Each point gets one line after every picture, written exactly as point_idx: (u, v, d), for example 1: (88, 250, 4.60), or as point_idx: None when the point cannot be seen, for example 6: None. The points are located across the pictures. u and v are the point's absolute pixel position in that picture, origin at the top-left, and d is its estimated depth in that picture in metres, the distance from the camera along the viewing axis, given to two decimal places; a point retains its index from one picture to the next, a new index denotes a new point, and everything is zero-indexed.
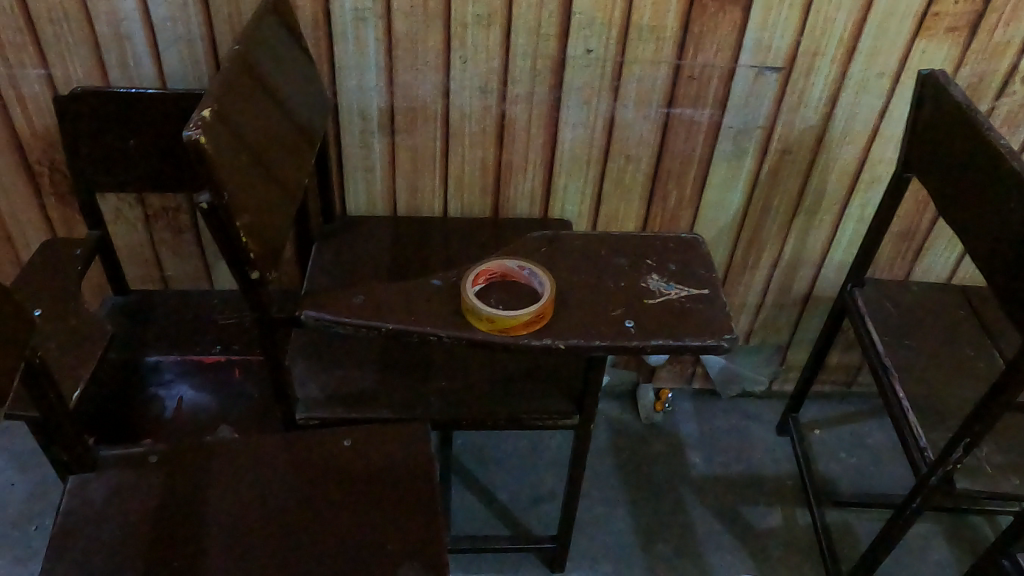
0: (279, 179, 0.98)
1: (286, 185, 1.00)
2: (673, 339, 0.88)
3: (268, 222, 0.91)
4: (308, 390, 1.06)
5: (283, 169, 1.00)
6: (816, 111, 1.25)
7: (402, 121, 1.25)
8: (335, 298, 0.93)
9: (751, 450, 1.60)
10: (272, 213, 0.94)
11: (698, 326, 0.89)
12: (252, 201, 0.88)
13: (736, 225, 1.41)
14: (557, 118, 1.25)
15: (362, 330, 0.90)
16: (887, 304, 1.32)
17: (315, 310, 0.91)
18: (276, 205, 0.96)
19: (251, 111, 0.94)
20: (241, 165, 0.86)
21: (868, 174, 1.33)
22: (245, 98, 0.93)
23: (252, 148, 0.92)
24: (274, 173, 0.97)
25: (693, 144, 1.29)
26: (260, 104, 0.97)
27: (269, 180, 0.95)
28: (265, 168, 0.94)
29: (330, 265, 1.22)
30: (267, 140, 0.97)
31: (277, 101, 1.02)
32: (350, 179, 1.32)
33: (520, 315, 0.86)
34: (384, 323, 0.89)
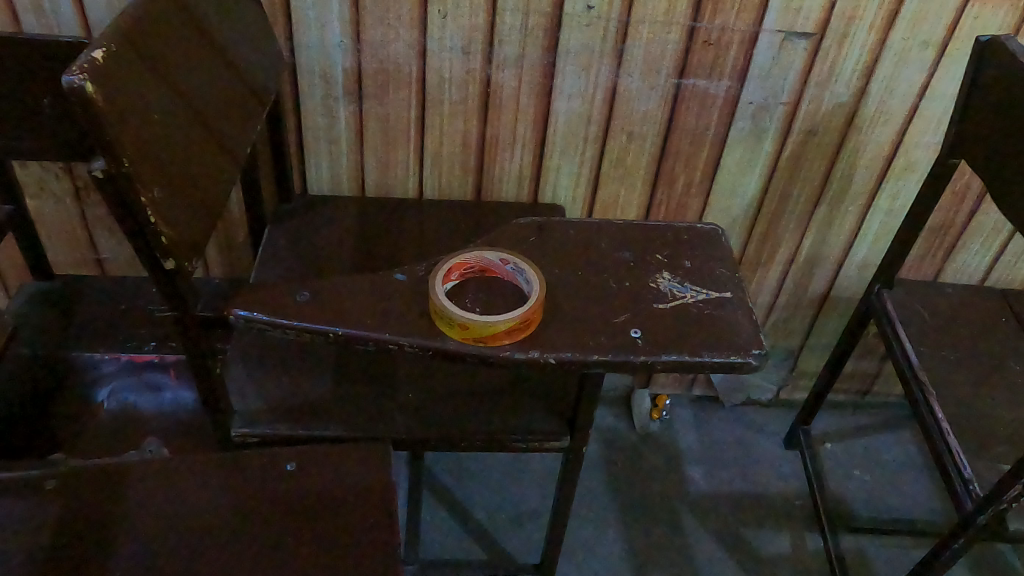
0: (211, 144, 0.80)
1: (221, 152, 0.82)
2: (689, 354, 0.71)
3: (192, 197, 0.74)
4: (247, 400, 0.89)
5: (220, 131, 0.82)
6: (849, 86, 1.08)
7: (370, 86, 1.07)
8: (276, 293, 0.76)
9: (756, 465, 1.44)
10: (199, 188, 0.76)
11: (720, 338, 0.73)
12: (169, 170, 0.70)
13: (749, 215, 1.25)
14: (550, 86, 1.08)
15: (305, 335, 0.73)
16: (920, 309, 1.16)
17: (248, 310, 0.74)
18: (207, 176, 0.78)
19: (175, 56, 0.76)
20: (153, 124, 0.69)
21: (902, 161, 1.17)
22: (168, 41, 0.75)
23: (174, 103, 0.74)
24: (205, 137, 0.79)
25: (705, 121, 1.12)
26: (190, 50, 0.79)
27: (197, 142, 0.77)
28: (192, 130, 0.76)
29: (283, 252, 1.05)
30: (199, 96, 0.79)
31: (214, 50, 0.84)
32: (311, 153, 1.15)
33: (500, 321, 0.69)
34: (334, 328, 0.72)
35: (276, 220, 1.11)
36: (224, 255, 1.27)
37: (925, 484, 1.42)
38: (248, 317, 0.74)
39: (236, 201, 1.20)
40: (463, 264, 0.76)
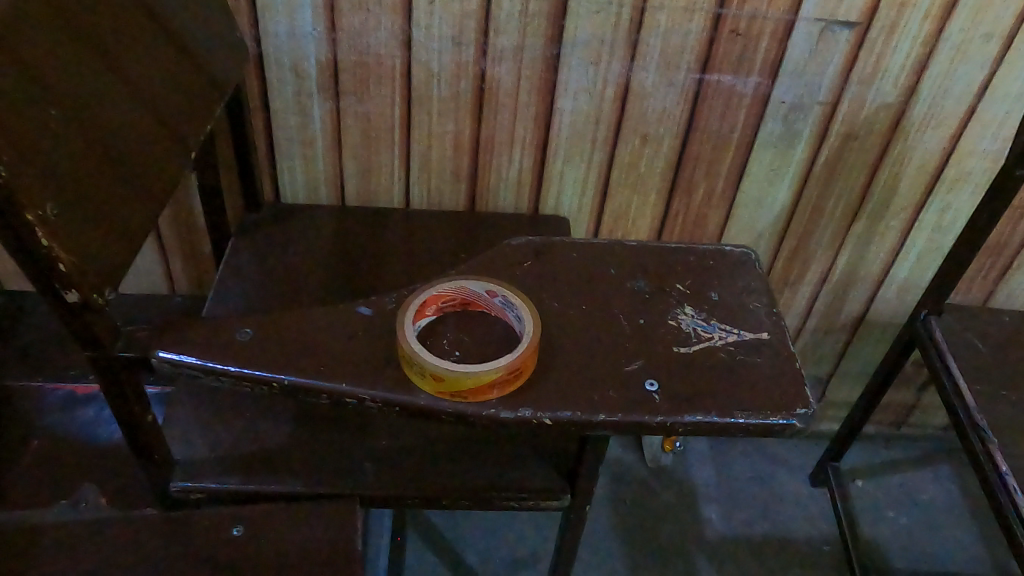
0: (138, 146, 0.67)
1: (154, 156, 0.69)
2: (718, 414, 0.57)
3: (105, 209, 0.61)
4: (192, 448, 0.76)
5: (153, 131, 0.69)
6: (897, 84, 0.94)
7: (348, 80, 0.93)
8: (213, 329, 0.63)
9: (780, 505, 1.30)
10: (118, 198, 0.63)
11: (755, 389, 0.59)
12: (75, 179, 0.58)
13: (778, 230, 1.11)
14: (554, 82, 0.94)
15: (244, 383, 0.60)
16: (974, 340, 1.02)
17: (175, 352, 0.60)
18: (134, 186, 0.65)
19: (92, 38, 0.63)
20: (46, 121, 0.56)
21: (954, 170, 1.03)
22: (83, 18, 0.62)
23: (88, 96, 0.61)
24: (130, 138, 0.66)
25: (730, 122, 0.98)
26: (115, 32, 0.66)
27: (119, 144, 0.64)
28: (113, 129, 0.64)
29: (247, 272, 0.92)
30: (126, 87, 0.66)
31: (150, 34, 0.71)
32: (282, 157, 1.01)
33: (481, 371, 0.56)
34: (280, 378, 0.59)
35: (241, 232, 0.98)
36: (190, 268, 1.14)
37: (967, 529, 1.28)
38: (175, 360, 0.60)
39: (194, 201, 1.06)
40: (441, 298, 0.63)
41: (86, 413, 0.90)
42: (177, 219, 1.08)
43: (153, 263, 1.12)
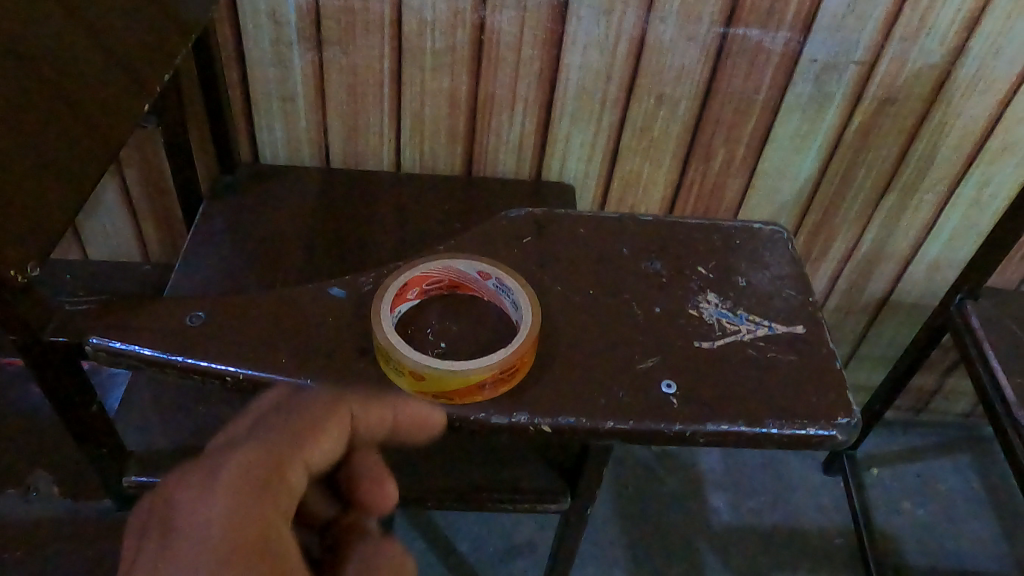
0: (79, 92, 0.59)
1: (99, 104, 0.61)
2: (747, 425, 0.49)
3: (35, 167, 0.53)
4: (151, 438, 0.68)
5: (98, 80, 0.61)
6: (945, 42, 0.85)
7: (332, 28, 0.84)
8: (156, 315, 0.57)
9: (791, 493, 1.23)
10: (54, 153, 0.55)
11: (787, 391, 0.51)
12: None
13: (801, 202, 1.02)
14: (561, 34, 0.84)
15: (192, 376, 0.55)
16: (1013, 326, 0.94)
17: (115, 341, 0.54)
18: (72, 137, 0.57)
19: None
20: None
21: (999, 140, 0.93)
22: None
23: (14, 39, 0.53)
24: (71, 89, 0.58)
25: (756, 82, 0.89)
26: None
27: (54, 91, 0.56)
28: (45, 72, 0.55)
29: (219, 241, 0.83)
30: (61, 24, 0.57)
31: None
32: (260, 113, 0.92)
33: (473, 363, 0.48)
34: (232, 371, 0.54)
35: (214, 196, 0.89)
36: (163, 233, 1.05)
37: (988, 522, 1.21)
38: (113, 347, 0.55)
39: (162, 159, 0.97)
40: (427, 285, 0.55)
41: (32, 388, 0.81)
42: (147, 179, 0.99)
43: (124, 226, 1.03)
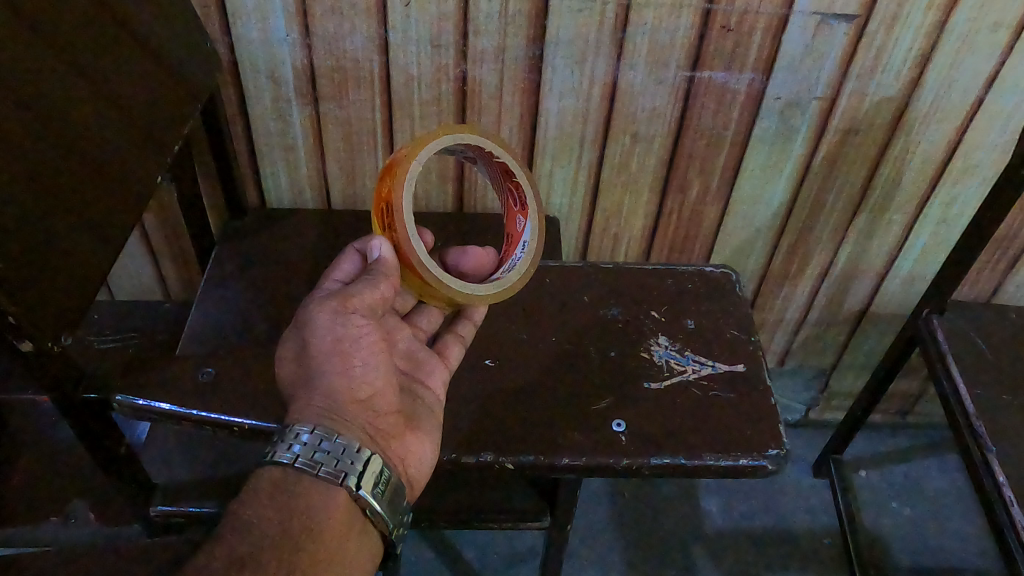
0: (119, 176, 0.67)
1: (131, 184, 0.68)
2: (686, 457, 0.65)
3: (75, 250, 0.61)
4: (172, 470, 0.77)
5: (133, 163, 0.69)
6: (899, 78, 0.90)
7: (326, 85, 0.91)
8: (162, 375, 0.70)
9: (780, 496, 1.29)
10: (93, 237, 0.63)
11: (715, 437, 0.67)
12: (18, 237, 0.55)
13: (775, 225, 1.08)
14: (538, 82, 0.90)
15: (206, 425, 0.68)
16: (975, 338, 1.00)
17: (139, 398, 0.67)
18: (108, 218, 0.65)
19: (40, 84, 0.58)
20: (18, 183, 0.55)
21: (960, 163, 0.99)
22: (57, 67, 0.60)
23: (35, 146, 0.57)
24: (112, 180, 0.66)
25: (724, 119, 0.95)
26: (67, 77, 0.61)
27: (96, 183, 0.64)
28: (88, 168, 0.63)
29: (230, 283, 0.91)
30: (102, 122, 0.65)
31: (103, 73, 0.65)
32: (264, 161, 1.00)
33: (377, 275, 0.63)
34: (239, 422, 0.68)
35: (225, 240, 0.97)
36: (181, 270, 1.13)
37: (971, 519, 1.27)
38: (136, 402, 0.68)
39: (173, 205, 1.04)
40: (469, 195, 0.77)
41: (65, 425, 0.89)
42: (162, 224, 1.06)
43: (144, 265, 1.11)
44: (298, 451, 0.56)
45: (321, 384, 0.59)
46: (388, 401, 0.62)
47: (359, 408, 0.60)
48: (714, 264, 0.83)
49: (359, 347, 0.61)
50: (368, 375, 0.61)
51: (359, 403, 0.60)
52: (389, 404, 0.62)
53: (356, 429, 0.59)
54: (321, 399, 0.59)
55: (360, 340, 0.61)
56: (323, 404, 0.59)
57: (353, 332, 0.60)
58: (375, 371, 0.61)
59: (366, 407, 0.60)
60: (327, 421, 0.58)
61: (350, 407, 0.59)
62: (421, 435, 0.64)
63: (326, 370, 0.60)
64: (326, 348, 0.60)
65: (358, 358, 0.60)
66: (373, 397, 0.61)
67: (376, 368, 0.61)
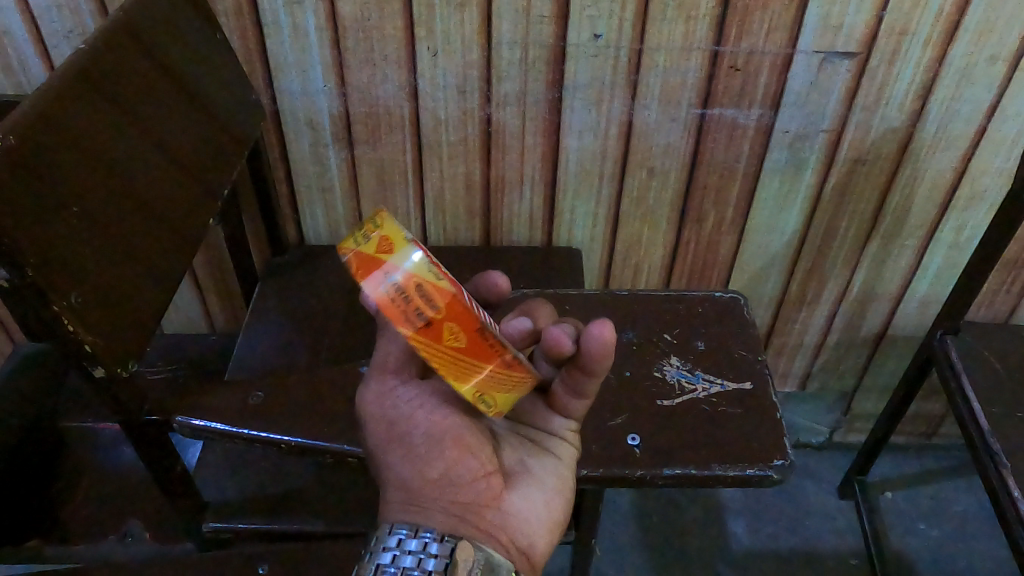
0: (174, 222, 0.73)
1: (185, 228, 0.75)
2: (697, 468, 0.72)
3: (140, 290, 0.68)
4: (223, 490, 0.83)
5: (186, 211, 0.75)
6: (902, 110, 0.95)
7: (360, 131, 0.98)
8: (214, 399, 0.77)
9: (806, 518, 1.32)
10: (154, 277, 0.70)
11: (726, 452, 0.73)
12: (96, 278, 0.62)
13: (791, 252, 1.12)
14: (558, 122, 0.96)
15: (257, 444, 0.75)
16: (989, 360, 1.03)
17: (196, 418, 0.74)
18: (166, 259, 0.72)
19: (103, 143, 0.65)
20: (91, 231, 0.62)
21: (968, 189, 1.02)
22: (116, 127, 0.67)
23: (104, 198, 0.64)
24: (167, 228, 0.72)
25: (736, 152, 1.00)
26: (125, 135, 0.68)
27: (154, 230, 0.70)
28: (146, 216, 0.69)
29: (272, 315, 0.98)
30: (158, 175, 0.72)
31: (160, 131, 0.73)
32: (303, 201, 1.06)
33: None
34: (287, 439, 0.75)
35: (268, 276, 1.03)
36: (228, 307, 1.19)
37: (999, 540, 1.28)
38: (193, 423, 0.74)
39: (221, 246, 1.10)
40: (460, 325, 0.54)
41: (124, 450, 0.96)
42: (210, 263, 1.12)
43: (191, 302, 1.17)
44: (386, 559, 0.53)
45: (389, 479, 0.56)
46: (472, 468, 0.56)
47: (438, 487, 0.55)
48: (724, 291, 0.89)
49: (415, 420, 0.57)
50: (433, 446, 0.56)
51: (436, 482, 0.55)
52: (471, 466, 0.56)
53: (441, 511, 0.55)
54: (394, 495, 0.56)
55: (413, 413, 0.57)
56: (396, 499, 0.56)
57: (405, 410, 0.57)
58: (443, 441, 0.56)
59: (445, 483, 0.55)
60: (401, 515, 0.55)
61: (427, 489, 0.55)
62: (523, 491, 0.59)
63: (393, 463, 0.57)
64: (386, 439, 0.57)
65: (415, 434, 0.56)
66: (450, 469, 0.56)
67: (444, 436, 0.56)
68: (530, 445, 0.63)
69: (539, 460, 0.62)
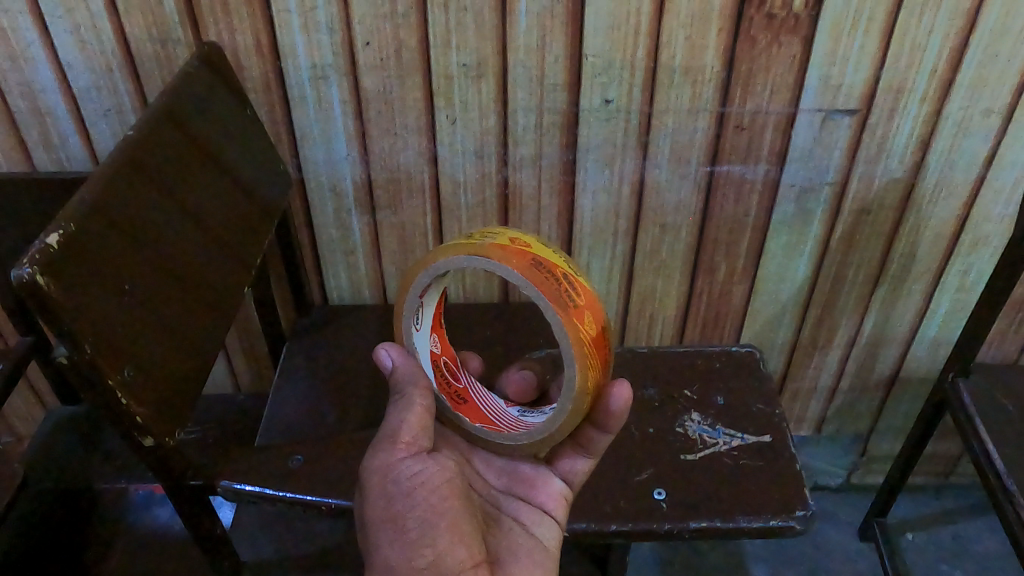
0: (212, 294, 0.77)
1: (223, 298, 0.79)
2: (722, 520, 0.74)
3: (184, 360, 0.71)
4: (258, 550, 0.85)
5: (224, 282, 0.79)
6: (903, 162, 0.99)
7: (382, 196, 1.02)
8: (255, 463, 0.80)
9: (828, 562, 1.32)
10: (196, 347, 0.73)
11: (750, 504, 0.76)
12: (144, 351, 0.66)
13: (802, 299, 1.15)
14: (573, 182, 1.00)
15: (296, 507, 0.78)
16: (1001, 400, 1.05)
17: (240, 482, 0.77)
18: (206, 328, 0.75)
19: (149, 222, 0.69)
20: (140, 306, 0.66)
21: (971, 235, 1.06)
22: (160, 206, 0.71)
23: (150, 274, 0.68)
24: (207, 300, 0.76)
25: (745, 206, 1.03)
26: (168, 214, 0.72)
27: (195, 303, 0.74)
28: (187, 289, 0.73)
29: (301, 376, 1.01)
30: (196, 248, 0.75)
31: (198, 207, 0.77)
32: (327, 265, 1.10)
33: (407, 390, 0.69)
34: (326, 501, 0.77)
35: (295, 336, 1.07)
36: (253, 367, 1.22)
37: None
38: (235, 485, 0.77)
39: (249, 309, 1.14)
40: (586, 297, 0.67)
41: (157, 511, 0.98)
42: (238, 324, 1.16)
43: (218, 363, 1.21)
44: None
45: (382, 563, 0.63)
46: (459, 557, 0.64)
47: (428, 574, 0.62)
48: (740, 345, 0.92)
49: (414, 504, 0.64)
50: (427, 534, 0.63)
51: (426, 569, 0.62)
52: (459, 557, 0.64)
53: None
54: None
55: (411, 494, 0.64)
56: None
57: (406, 488, 0.64)
58: (438, 529, 0.64)
59: (433, 570, 0.62)
60: None
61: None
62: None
63: (388, 544, 0.63)
64: (382, 519, 0.64)
65: (412, 517, 0.64)
66: (440, 556, 0.63)
67: (439, 522, 0.64)
68: (520, 527, 0.71)
69: (526, 543, 0.70)
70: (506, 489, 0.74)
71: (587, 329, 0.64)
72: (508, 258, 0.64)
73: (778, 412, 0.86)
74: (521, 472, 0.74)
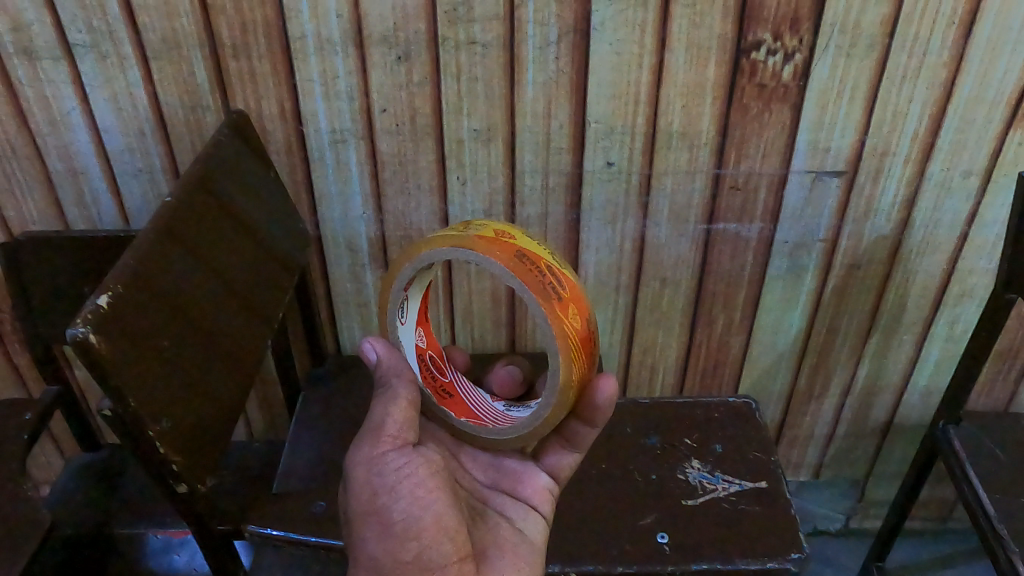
0: (241, 347, 0.82)
1: (251, 351, 0.84)
2: (722, 563, 0.78)
3: (216, 410, 0.76)
4: None
5: (251, 336, 0.84)
6: (890, 220, 1.04)
7: (396, 251, 1.07)
8: None
9: None
10: (227, 397, 0.78)
11: (748, 547, 0.80)
12: (181, 404, 0.70)
13: (797, 349, 1.19)
14: (577, 239, 1.06)
15: None
16: (990, 447, 1.09)
17: None
18: (236, 380, 0.80)
19: (186, 282, 0.75)
20: (178, 361, 0.71)
21: (957, 288, 1.11)
22: (196, 267, 0.77)
23: (187, 331, 0.73)
24: (237, 353, 0.81)
25: (741, 261, 1.09)
26: (203, 274, 0.77)
27: (227, 356, 0.79)
28: (219, 343, 0.78)
29: (316, 424, 1.05)
30: (227, 305, 0.81)
31: (229, 267, 0.82)
32: (341, 316, 1.15)
33: (394, 383, 0.74)
34: None
35: (310, 385, 1.11)
36: (268, 414, 1.26)
37: None
38: None
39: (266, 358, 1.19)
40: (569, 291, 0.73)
41: None
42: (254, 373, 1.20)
43: None
44: None
45: (369, 554, 0.70)
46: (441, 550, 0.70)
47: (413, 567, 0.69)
48: (737, 395, 0.97)
49: (399, 497, 0.70)
50: (411, 527, 0.70)
51: (411, 563, 0.69)
52: (443, 552, 0.71)
53: None
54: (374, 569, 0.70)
55: (395, 488, 0.70)
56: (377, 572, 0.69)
57: (391, 481, 0.70)
58: (422, 522, 0.70)
59: (416, 562, 0.69)
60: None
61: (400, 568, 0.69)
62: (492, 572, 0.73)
63: (373, 536, 0.70)
64: (367, 511, 0.71)
65: (397, 510, 0.70)
66: (423, 549, 0.70)
67: (423, 514, 0.71)
68: (506, 520, 0.79)
69: (511, 537, 0.77)
70: (491, 484, 0.82)
71: (572, 325, 0.69)
72: (494, 251, 0.68)
73: (774, 459, 0.90)
74: (506, 467, 0.83)
